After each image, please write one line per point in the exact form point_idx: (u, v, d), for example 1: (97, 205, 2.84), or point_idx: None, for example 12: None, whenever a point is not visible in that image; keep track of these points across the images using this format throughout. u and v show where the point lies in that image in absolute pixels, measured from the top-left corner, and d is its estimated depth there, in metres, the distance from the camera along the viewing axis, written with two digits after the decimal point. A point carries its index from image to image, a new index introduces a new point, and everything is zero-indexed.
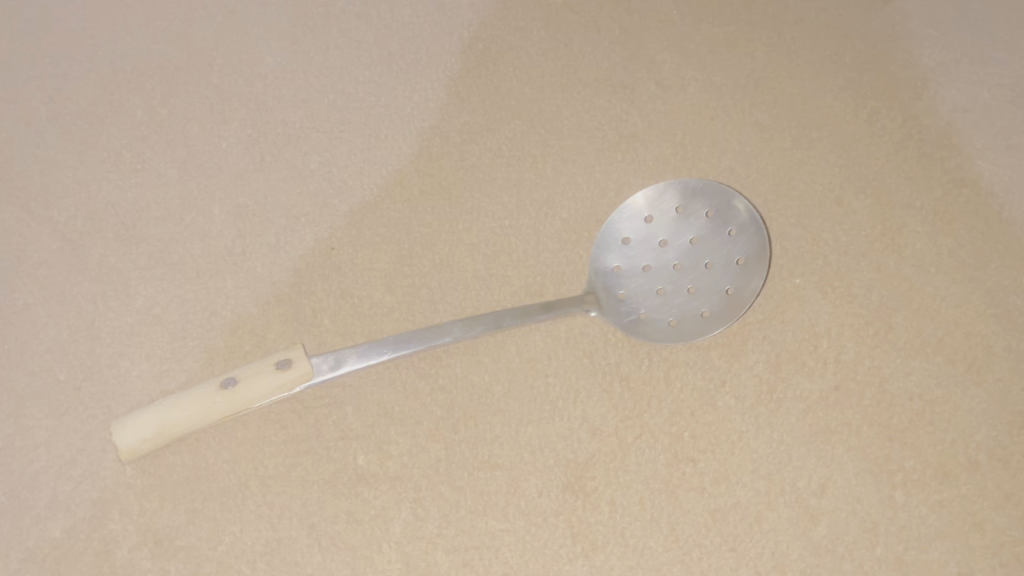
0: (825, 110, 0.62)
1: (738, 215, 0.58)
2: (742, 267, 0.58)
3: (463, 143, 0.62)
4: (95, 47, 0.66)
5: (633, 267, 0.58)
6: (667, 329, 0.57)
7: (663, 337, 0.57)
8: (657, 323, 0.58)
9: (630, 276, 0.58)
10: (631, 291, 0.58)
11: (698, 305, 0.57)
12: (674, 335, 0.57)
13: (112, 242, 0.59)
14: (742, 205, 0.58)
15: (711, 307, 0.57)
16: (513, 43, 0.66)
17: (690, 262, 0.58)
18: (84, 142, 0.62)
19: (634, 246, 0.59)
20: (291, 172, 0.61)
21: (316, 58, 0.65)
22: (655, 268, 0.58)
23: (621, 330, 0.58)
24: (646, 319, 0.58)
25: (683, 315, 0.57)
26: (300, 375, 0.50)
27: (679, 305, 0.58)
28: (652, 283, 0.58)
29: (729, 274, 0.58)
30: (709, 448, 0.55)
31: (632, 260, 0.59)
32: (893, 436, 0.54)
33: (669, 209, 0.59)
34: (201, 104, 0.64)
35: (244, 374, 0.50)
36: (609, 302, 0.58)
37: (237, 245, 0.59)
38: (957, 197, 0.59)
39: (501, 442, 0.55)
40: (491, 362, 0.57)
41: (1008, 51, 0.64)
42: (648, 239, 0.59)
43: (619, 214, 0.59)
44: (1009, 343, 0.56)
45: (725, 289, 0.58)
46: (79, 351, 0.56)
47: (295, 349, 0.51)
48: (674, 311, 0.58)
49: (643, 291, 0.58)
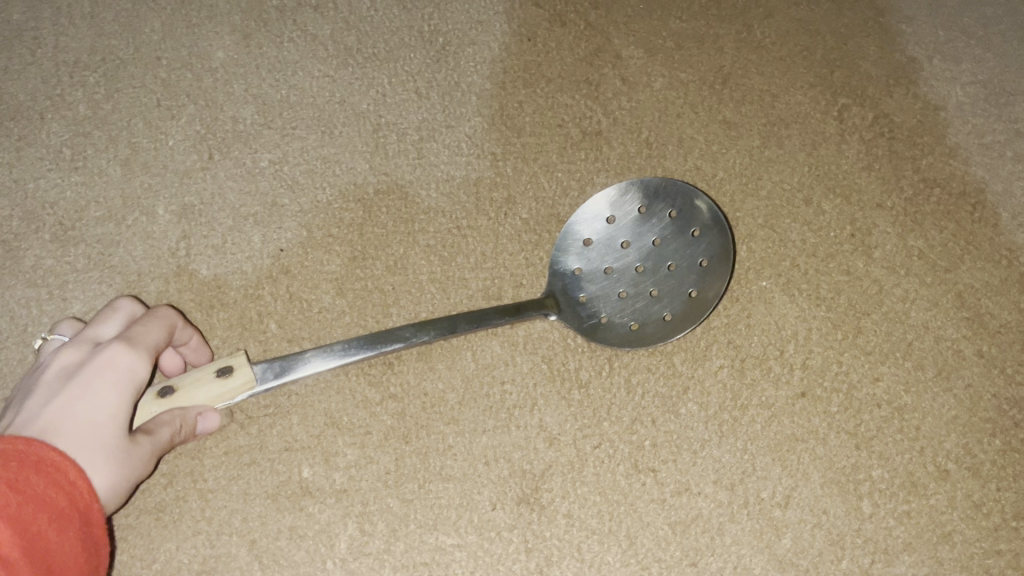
0: (793, 108, 0.64)
1: (701, 215, 0.57)
2: (705, 268, 0.56)
3: (420, 140, 0.63)
4: (37, 40, 0.65)
5: (594, 270, 0.57)
6: (629, 333, 0.56)
7: (626, 342, 0.55)
8: (618, 327, 0.56)
9: (591, 279, 0.57)
10: (591, 294, 0.57)
11: (660, 309, 0.56)
12: (637, 339, 0.55)
13: (50, 243, 0.59)
14: (702, 203, 0.57)
15: (673, 311, 0.56)
16: (475, 37, 0.66)
17: (651, 263, 0.56)
18: (22, 139, 0.62)
19: (595, 248, 0.57)
20: (239, 172, 0.62)
21: (269, 52, 0.66)
22: (617, 270, 0.57)
23: (581, 333, 0.56)
24: (607, 322, 0.56)
25: (645, 319, 0.56)
26: (243, 387, 0.48)
27: (641, 308, 0.56)
28: (612, 286, 0.57)
29: (692, 275, 0.56)
30: (670, 458, 0.53)
31: (593, 263, 0.57)
32: (860, 444, 0.54)
33: (627, 208, 0.57)
34: (146, 99, 0.64)
35: (183, 383, 0.47)
36: (570, 306, 0.56)
37: (181, 246, 0.59)
38: (929, 199, 0.61)
39: (453, 454, 0.53)
40: (444, 369, 0.55)
41: (946, 58, 0.66)
42: (607, 241, 0.57)
43: (581, 215, 0.58)
44: (980, 348, 0.57)
45: (688, 292, 0.56)
46: (11, 359, 0.56)
47: (236, 357, 0.48)
48: (634, 315, 0.56)
49: (604, 294, 0.56)
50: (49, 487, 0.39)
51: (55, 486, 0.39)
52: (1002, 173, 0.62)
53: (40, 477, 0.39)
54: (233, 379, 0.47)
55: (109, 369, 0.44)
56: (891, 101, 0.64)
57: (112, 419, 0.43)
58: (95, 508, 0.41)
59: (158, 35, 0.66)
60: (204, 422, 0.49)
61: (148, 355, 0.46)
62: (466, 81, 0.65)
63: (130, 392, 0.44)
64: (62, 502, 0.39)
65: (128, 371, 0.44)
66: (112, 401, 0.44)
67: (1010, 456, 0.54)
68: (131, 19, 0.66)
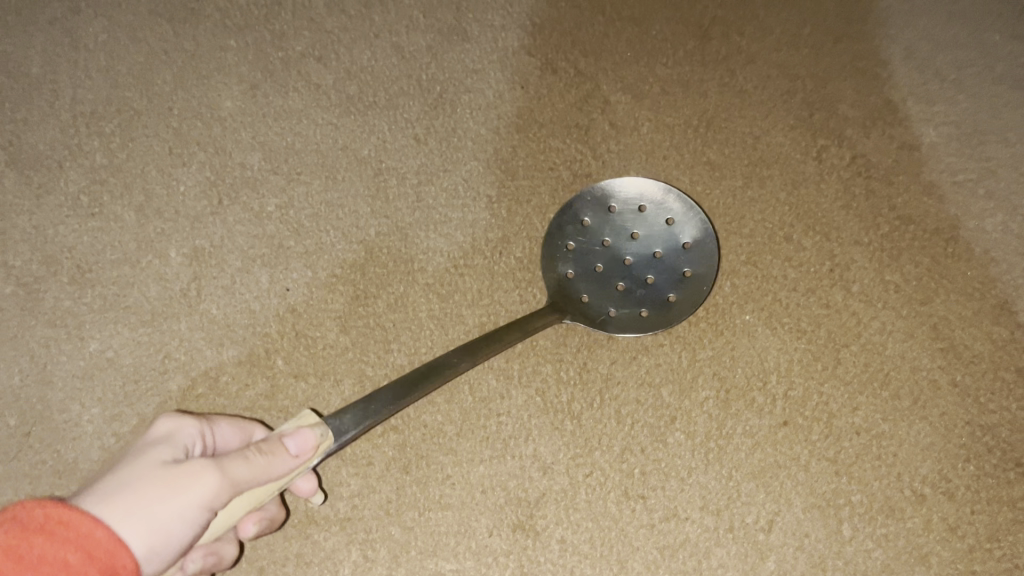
0: (775, 149, 0.66)
1: (673, 205, 0.61)
2: (691, 248, 0.60)
3: (419, 184, 0.66)
4: (55, 93, 0.69)
5: (587, 273, 0.61)
6: (634, 322, 0.60)
7: (634, 329, 0.60)
8: (626, 317, 0.60)
9: (586, 280, 0.61)
10: (590, 294, 0.61)
11: (663, 294, 0.60)
12: (650, 323, 0.60)
13: (69, 285, 0.63)
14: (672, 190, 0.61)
15: (676, 292, 0.60)
16: (470, 86, 0.69)
17: (638, 255, 0.61)
18: (41, 187, 0.66)
19: (582, 253, 0.61)
20: (247, 217, 0.65)
21: (276, 101, 0.69)
22: (609, 269, 0.61)
23: (595, 328, 0.60)
24: (615, 315, 0.60)
25: (648, 303, 0.60)
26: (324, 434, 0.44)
27: (642, 295, 0.60)
28: (609, 284, 0.61)
29: (680, 256, 0.60)
30: (659, 485, 0.58)
31: (584, 267, 0.61)
32: (841, 470, 0.58)
33: (598, 208, 0.62)
34: (160, 147, 0.67)
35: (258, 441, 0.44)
36: (574, 306, 0.61)
37: (192, 287, 0.63)
38: (905, 235, 0.63)
39: (451, 483, 0.58)
40: (443, 402, 0.59)
41: (921, 100, 0.67)
42: (588, 242, 0.62)
43: (561, 224, 0.62)
44: (954, 378, 0.60)
45: (683, 273, 0.60)
46: (31, 396, 0.61)
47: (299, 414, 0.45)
48: (640, 303, 0.60)
49: (604, 293, 0.61)
50: (55, 546, 0.36)
51: (61, 544, 0.36)
52: (974, 210, 0.64)
53: (42, 539, 0.36)
54: (303, 418, 0.44)
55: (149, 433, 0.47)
56: (867, 142, 0.66)
57: (148, 468, 0.42)
58: (120, 555, 0.38)
59: (170, 86, 0.69)
60: (294, 439, 0.43)
61: (191, 417, 0.49)
62: (462, 127, 0.67)
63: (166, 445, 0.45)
64: (69, 560, 0.36)
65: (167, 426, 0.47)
66: (152, 452, 0.44)
67: (984, 481, 0.58)
68: (143, 70, 0.70)
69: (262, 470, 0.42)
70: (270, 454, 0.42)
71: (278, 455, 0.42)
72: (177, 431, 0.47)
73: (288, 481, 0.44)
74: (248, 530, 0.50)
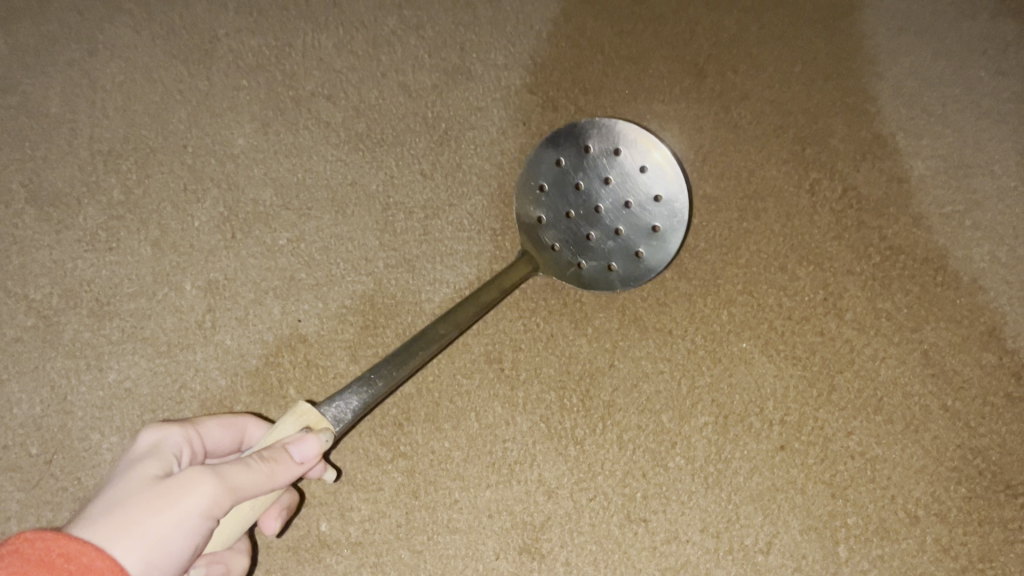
0: (769, 182, 0.68)
1: (648, 154, 0.61)
2: (665, 201, 0.61)
3: (426, 218, 0.68)
4: (73, 132, 0.71)
5: (558, 218, 0.63)
6: (603, 275, 0.63)
7: (602, 284, 0.63)
8: (595, 269, 0.63)
9: (558, 226, 0.63)
10: (561, 242, 0.63)
11: (632, 248, 0.62)
12: (619, 278, 0.63)
13: (88, 318, 0.65)
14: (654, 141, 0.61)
15: (646, 248, 0.62)
16: (474, 123, 0.71)
17: (609, 205, 0.62)
18: (60, 223, 0.68)
19: (556, 197, 0.63)
20: (259, 250, 0.67)
21: (287, 139, 0.71)
22: (580, 215, 0.63)
23: (564, 280, 0.63)
24: (584, 267, 0.63)
25: (617, 256, 0.62)
26: (326, 427, 0.47)
27: (611, 247, 0.62)
28: (580, 232, 0.63)
29: (652, 210, 0.61)
30: (660, 508, 0.60)
31: (556, 211, 0.63)
32: (836, 493, 0.60)
33: (573, 150, 0.62)
34: (175, 184, 0.70)
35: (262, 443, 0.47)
36: (545, 255, 0.63)
37: (207, 318, 0.66)
38: (895, 264, 0.65)
39: (459, 507, 0.60)
40: (450, 429, 0.62)
41: (909, 134, 0.69)
42: (562, 185, 0.63)
43: (537, 165, 0.64)
44: (945, 402, 0.62)
45: (654, 226, 0.61)
46: (52, 425, 0.63)
47: (298, 408, 0.48)
48: (609, 256, 0.62)
49: (574, 241, 0.63)
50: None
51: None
52: (963, 240, 0.66)
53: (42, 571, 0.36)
54: (302, 416, 0.47)
55: (139, 447, 0.49)
56: (858, 175, 0.68)
57: (142, 484, 0.44)
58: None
59: (184, 125, 0.72)
60: (297, 447, 0.46)
61: (175, 424, 0.52)
62: (467, 162, 0.70)
63: (151, 457, 0.47)
64: None
65: (152, 438, 0.50)
66: (144, 467, 0.46)
67: (975, 502, 0.60)
68: (159, 110, 0.72)
69: (264, 477, 0.44)
70: (273, 462, 0.45)
71: (282, 461, 0.45)
72: (163, 441, 0.50)
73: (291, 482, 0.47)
74: (271, 526, 0.53)
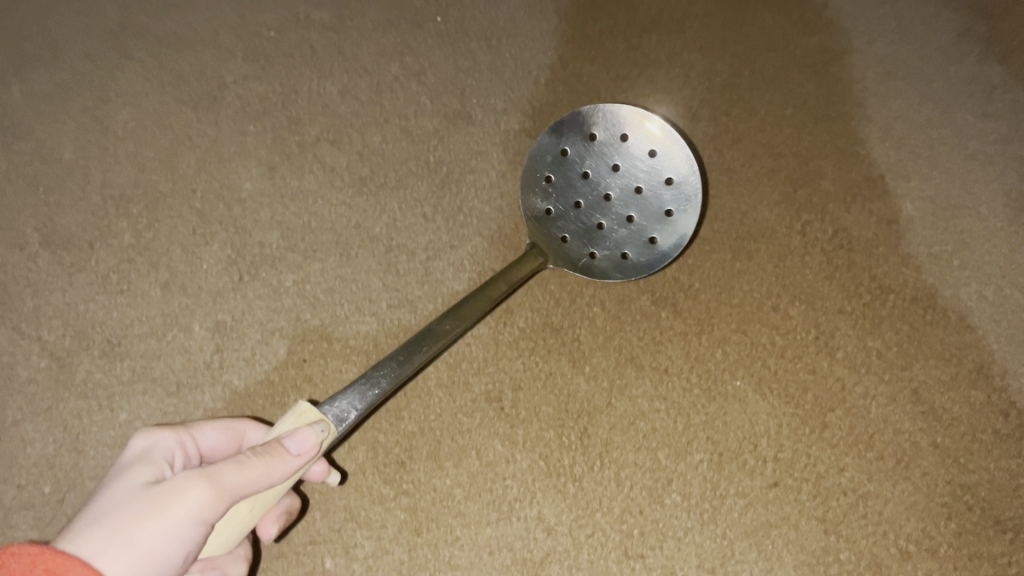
0: (762, 224, 0.70)
1: (655, 138, 0.64)
2: (676, 184, 0.65)
3: (427, 259, 0.70)
4: (86, 177, 0.74)
5: (569, 209, 0.67)
6: (618, 263, 0.67)
7: (616, 272, 0.67)
8: (609, 258, 0.67)
9: (570, 218, 0.67)
10: (574, 233, 0.67)
11: (645, 234, 0.66)
12: (632, 265, 0.66)
13: (98, 358, 0.67)
14: (660, 124, 0.64)
15: (659, 233, 0.66)
16: (474, 166, 0.73)
17: (619, 191, 0.66)
18: (73, 266, 0.70)
19: (566, 190, 0.67)
20: (266, 292, 0.69)
21: (293, 183, 0.73)
22: (591, 206, 0.67)
23: (578, 271, 0.67)
24: (598, 256, 0.67)
25: (629, 243, 0.66)
26: (324, 422, 0.47)
27: (624, 234, 0.66)
28: (592, 221, 0.67)
29: (663, 194, 0.65)
30: (657, 544, 0.61)
31: (565, 203, 0.67)
32: (829, 529, 0.61)
33: (580, 140, 0.66)
34: (183, 227, 0.72)
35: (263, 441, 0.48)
36: (556, 248, 0.67)
37: (215, 358, 0.67)
38: (885, 304, 0.67)
39: (460, 545, 0.61)
40: (451, 467, 0.63)
41: (896, 176, 0.72)
42: (570, 176, 0.67)
43: (544, 159, 0.68)
44: (935, 439, 0.63)
45: (667, 210, 0.65)
46: (63, 464, 0.64)
47: (299, 407, 0.48)
48: (622, 243, 0.66)
49: (587, 231, 0.67)
50: None
51: None
52: (950, 279, 0.68)
53: None
54: (299, 412, 0.48)
55: (133, 452, 0.51)
56: (848, 216, 0.70)
57: (135, 490, 0.46)
58: None
59: (193, 170, 0.74)
60: (293, 440, 0.46)
61: (166, 429, 0.54)
62: (468, 205, 0.72)
63: (142, 463, 0.49)
64: None
65: (143, 443, 0.52)
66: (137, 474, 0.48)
67: (965, 538, 0.61)
68: (169, 155, 0.74)
69: (259, 473, 0.45)
70: (269, 456, 0.45)
71: (278, 455, 0.46)
72: (156, 445, 0.52)
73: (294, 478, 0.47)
74: (268, 532, 0.54)
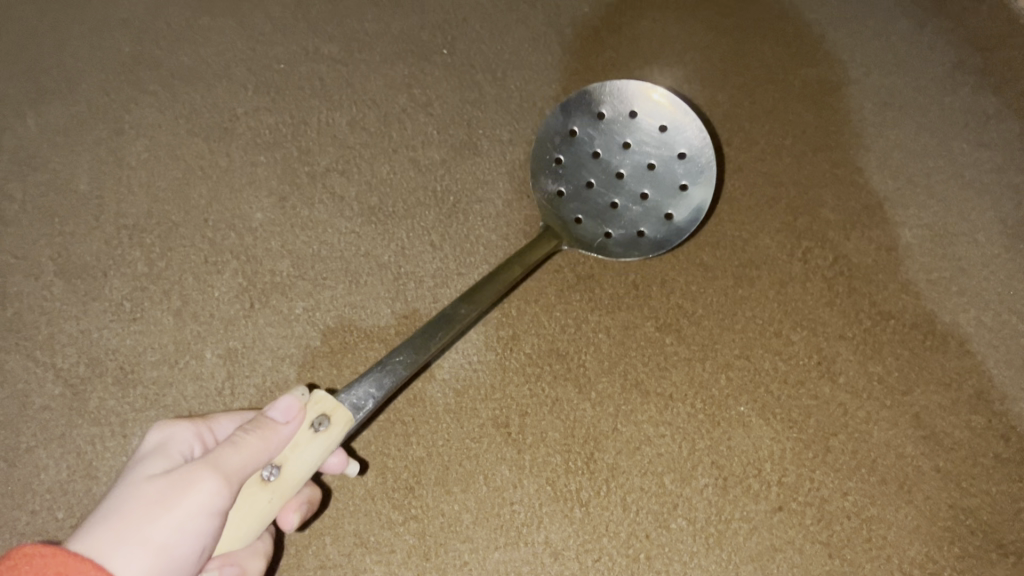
0: (763, 251, 0.71)
1: (664, 112, 0.67)
2: (688, 157, 0.67)
3: (435, 286, 0.71)
4: (101, 207, 0.75)
5: (582, 189, 0.69)
6: (634, 241, 0.69)
7: (632, 249, 0.69)
8: (625, 236, 0.69)
9: (583, 198, 0.69)
10: (587, 213, 0.69)
11: (659, 211, 0.68)
12: (648, 241, 0.68)
13: (111, 386, 0.68)
14: (666, 95, 0.67)
15: (674, 208, 0.67)
16: (481, 196, 0.75)
17: (633, 166, 0.68)
18: (87, 295, 0.71)
19: (578, 171, 0.69)
20: (276, 319, 0.70)
21: (303, 212, 0.75)
22: (604, 184, 0.69)
23: (592, 252, 0.69)
24: (613, 236, 0.69)
25: (644, 220, 0.68)
26: (341, 412, 0.48)
27: (637, 212, 0.68)
28: (604, 201, 0.69)
29: (676, 167, 0.67)
30: (664, 569, 0.62)
31: (576, 184, 0.69)
32: (833, 552, 0.62)
33: (589, 119, 0.69)
34: (195, 256, 0.73)
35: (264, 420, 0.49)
36: (570, 229, 0.69)
37: (226, 385, 0.68)
38: (886, 329, 0.68)
39: (469, 569, 0.62)
40: (459, 492, 0.64)
41: (895, 204, 0.73)
42: (580, 156, 0.69)
43: (553, 142, 0.70)
44: (937, 463, 0.64)
45: (680, 184, 0.67)
46: (76, 490, 0.65)
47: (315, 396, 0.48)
48: (637, 220, 0.68)
49: (601, 210, 0.69)
50: None
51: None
52: (949, 306, 0.69)
53: None
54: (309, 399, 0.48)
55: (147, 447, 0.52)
56: (848, 244, 0.71)
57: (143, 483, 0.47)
58: None
59: (205, 200, 0.75)
60: (277, 408, 0.48)
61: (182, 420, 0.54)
62: (475, 233, 0.73)
63: (155, 456, 0.50)
64: None
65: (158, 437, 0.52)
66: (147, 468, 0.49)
67: (967, 562, 0.62)
68: (182, 186, 0.76)
69: (259, 451, 0.46)
70: (262, 430, 0.47)
71: (270, 426, 0.47)
72: (171, 438, 0.53)
73: (305, 459, 0.47)
74: (289, 521, 0.54)
